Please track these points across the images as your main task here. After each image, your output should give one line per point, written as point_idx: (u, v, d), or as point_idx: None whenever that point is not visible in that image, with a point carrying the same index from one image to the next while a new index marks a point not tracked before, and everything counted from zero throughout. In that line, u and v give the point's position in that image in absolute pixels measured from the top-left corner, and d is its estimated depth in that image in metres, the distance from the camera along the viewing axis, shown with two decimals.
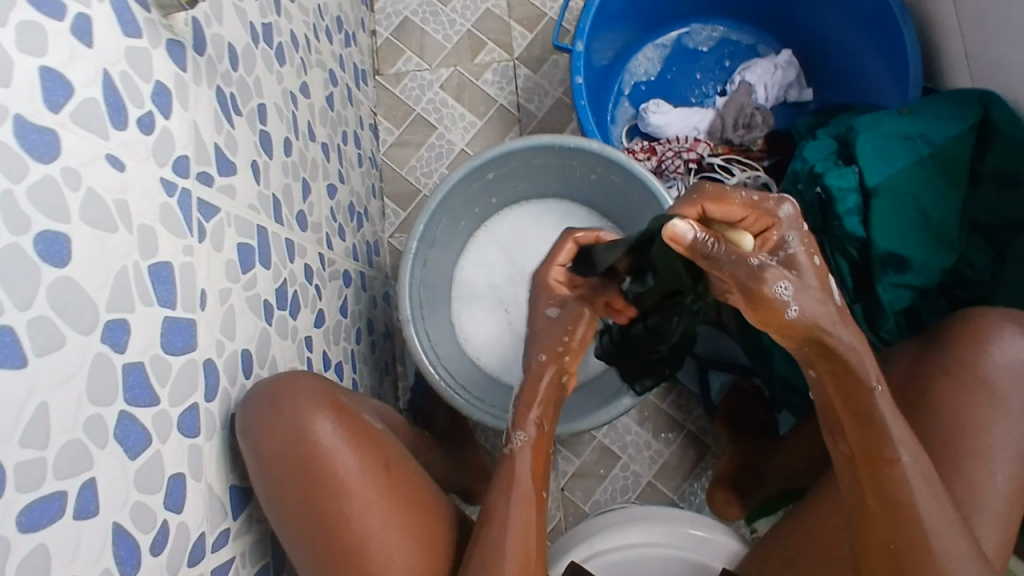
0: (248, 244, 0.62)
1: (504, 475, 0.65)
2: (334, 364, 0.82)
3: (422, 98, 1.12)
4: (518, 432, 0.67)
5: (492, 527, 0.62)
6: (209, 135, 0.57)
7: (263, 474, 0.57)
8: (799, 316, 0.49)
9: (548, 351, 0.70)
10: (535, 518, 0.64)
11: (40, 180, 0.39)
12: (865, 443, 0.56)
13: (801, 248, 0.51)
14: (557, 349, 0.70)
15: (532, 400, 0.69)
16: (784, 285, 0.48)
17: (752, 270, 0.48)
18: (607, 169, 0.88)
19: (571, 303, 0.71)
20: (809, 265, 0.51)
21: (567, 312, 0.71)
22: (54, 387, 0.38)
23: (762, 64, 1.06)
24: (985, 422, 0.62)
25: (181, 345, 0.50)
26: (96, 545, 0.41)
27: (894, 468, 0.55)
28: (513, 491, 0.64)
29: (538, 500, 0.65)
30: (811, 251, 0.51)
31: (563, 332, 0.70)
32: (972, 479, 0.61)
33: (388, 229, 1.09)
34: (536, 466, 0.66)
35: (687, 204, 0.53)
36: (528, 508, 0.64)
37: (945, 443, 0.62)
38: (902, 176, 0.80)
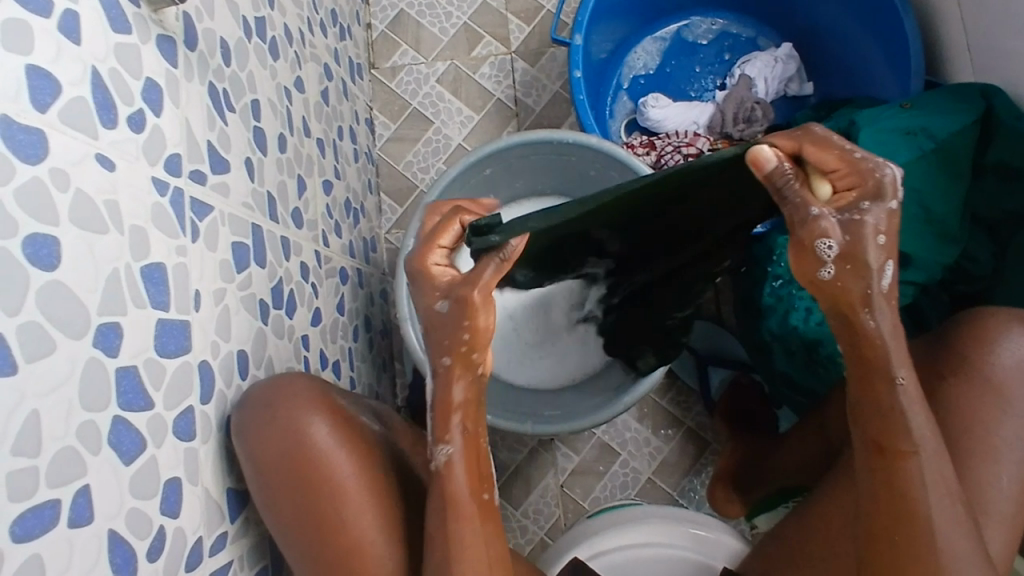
0: (243, 243, 0.61)
1: (437, 494, 0.59)
2: (332, 362, 0.82)
3: (418, 92, 1.11)
4: (442, 447, 0.59)
5: (436, 541, 0.58)
6: (202, 132, 0.56)
7: (260, 480, 0.57)
8: (833, 278, 0.52)
9: (451, 353, 0.57)
10: (484, 530, 0.59)
11: (28, 181, 0.38)
12: (884, 433, 0.56)
13: (881, 217, 0.51)
14: (461, 350, 0.57)
15: (450, 410, 0.59)
16: (827, 243, 0.51)
17: (807, 215, 0.51)
18: (606, 165, 0.87)
19: (455, 290, 0.57)
20: (871, 242, 0.51)
21: (457, 306, 0.56)
22: (44, 395, 0.37)
23: (763, 57, 1.05)
24: (992, 421, 0.62)
25: (175, 347, 0.50)
26: (90, 554, 0.40)
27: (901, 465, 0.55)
28: (452, 507, 0.58)
29: (482, 508, 0.59)
30: (883, 228, 0.51)
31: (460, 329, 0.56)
32: (978, 478, 0.61)
33: (385, 225, 1.08)
34: (474, 477, 0.59)
35: (789, 138, 0.54)
36: (468, 523, 0.58)
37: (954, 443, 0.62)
38: (906, 169, 0.79)
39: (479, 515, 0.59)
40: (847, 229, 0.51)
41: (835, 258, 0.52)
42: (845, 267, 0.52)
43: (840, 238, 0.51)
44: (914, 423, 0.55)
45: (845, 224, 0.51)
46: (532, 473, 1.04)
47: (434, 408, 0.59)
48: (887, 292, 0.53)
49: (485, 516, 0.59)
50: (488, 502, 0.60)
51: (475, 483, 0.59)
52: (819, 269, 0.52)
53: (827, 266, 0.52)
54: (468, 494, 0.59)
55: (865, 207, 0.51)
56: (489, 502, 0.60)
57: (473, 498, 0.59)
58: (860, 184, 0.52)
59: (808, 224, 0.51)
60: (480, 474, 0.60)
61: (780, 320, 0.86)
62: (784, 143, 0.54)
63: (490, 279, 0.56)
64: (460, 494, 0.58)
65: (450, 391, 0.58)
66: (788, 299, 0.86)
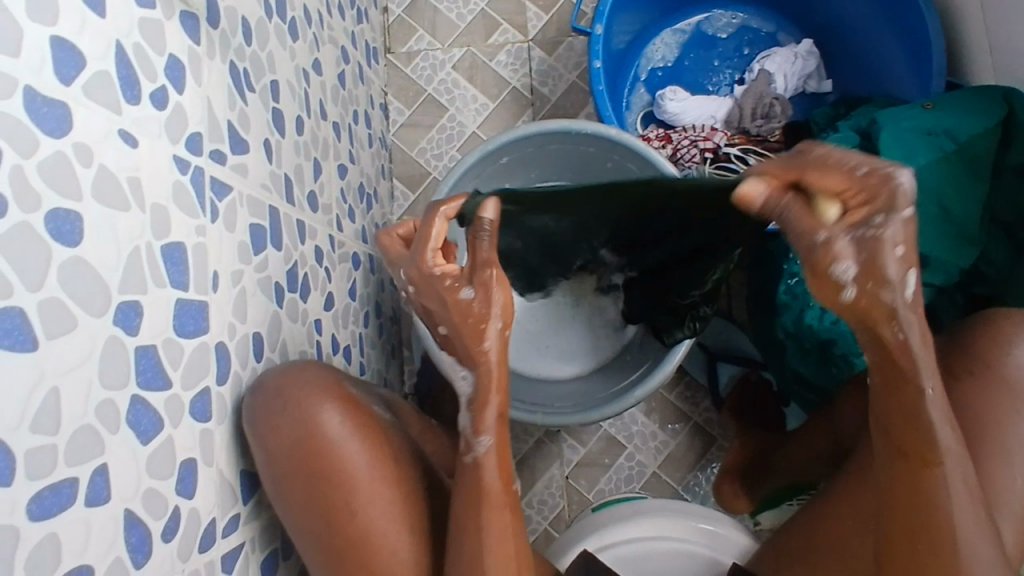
0: (260, 225, 0.61)
1: (467, 485, 0.60)
2: (343, 347, 0.81)
3: (434, 78, 1.10)
4: (479, 438, 0.60)
5: (462, 531, 0.58)
6: (223, 112, 0.56)
7: (270, 467, 0.56)
8: (856, 298, 0.49)
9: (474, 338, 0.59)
10: (510, 520, 0.59)
11: (52, 155, 0.37)
12: (911, 439, 0.55)
13: (904, 233, 0.47)
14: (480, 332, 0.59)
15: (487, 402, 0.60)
16: (844, 267, 0.47)
17: (816, 242, 0.48)
18: (623, 157, 0.87)
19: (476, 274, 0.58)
20: (891, 256, 0.47)
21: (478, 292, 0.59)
22: (64, 373, 0.37)
23: (782, 53, 1.04)
24: (1009, 420, 0.62)
25: (193, 328, 0.49)
26: (107, 533, 0.40)
27: (924, 472, 0.55)
28: (483, 496, 0.59)
29: (510, 498, 0.61)
30: (903, 241, 0.47)
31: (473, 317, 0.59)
32: (990, 478, 0.60)
33: (397, 211, 1.08)
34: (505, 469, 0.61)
35: (783, 167, 0.51)
36: (498, 511, 0.59)
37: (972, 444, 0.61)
38: (925, 170, 0.79)
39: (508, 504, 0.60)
40: (866, 250, 0.47)
41: (854, 281, 0.48)
42: (868, 289, 0.48)
43: (856, 260, 0.47)
44: (941, 435, 0.54)
45: (858, 245, 0.47)
46: (538, 464, 1.04)
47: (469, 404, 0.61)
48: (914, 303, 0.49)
49: (512, 505, 0.60)
50: (515, 492, 0.61)
51: (505, 474, 0.60)
52: (840, 292, 0.49)
53: (847, 289, 0.48)
54: (497, 484, 0.60)
55: (884, 222, 0.46)
56: (515, 493, 0.61)
57: (502, 487, 0.60)
58: (873, 199, 0.47)
59: (818, 250, 0.48)
60: (507, 465, 0.61)
61: (795, 318, 0.85)
62: (783, 172, 0.51)
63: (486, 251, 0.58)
64: (488, 485, 0.59)
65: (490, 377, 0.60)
66: (803, 297, 0.85)
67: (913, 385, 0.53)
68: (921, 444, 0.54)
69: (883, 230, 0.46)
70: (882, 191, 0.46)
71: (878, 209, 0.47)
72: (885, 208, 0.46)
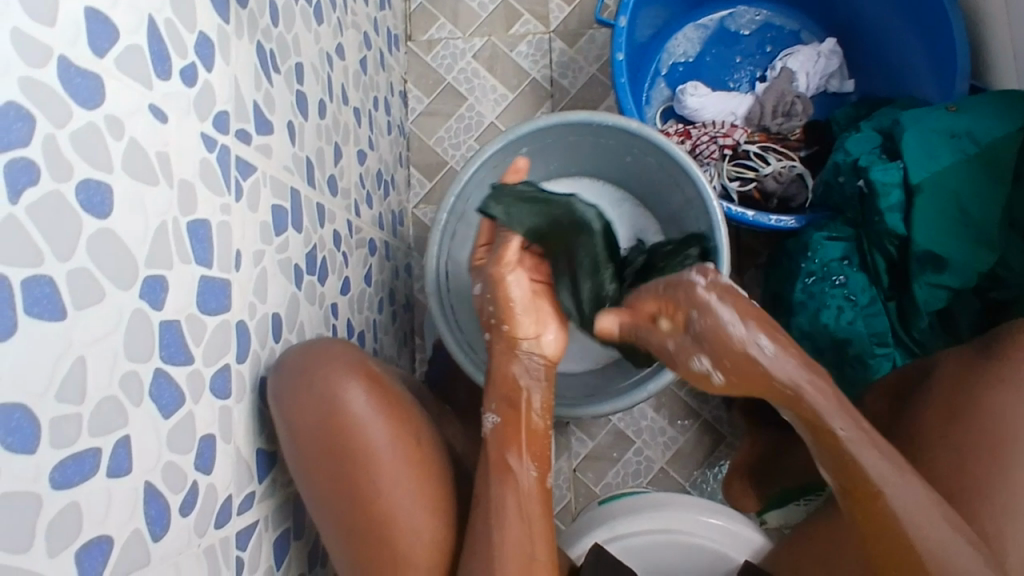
0: (282, 206, 0.61)
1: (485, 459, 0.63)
2: (357, 332, 0.82)
3: (454, 67, 1.10)
4: (490, 415, 0.65)
5: (479, 512, 0.60)
6: (249, 92, 0.56)
7: (295, 442, 0.57)
8: (726, 380, 0.57)
9: (487, 328, 0.68)
10: (529, 502, 0.61)
11: (83, 126, 0.37)
12: (849, 476, 0.57)
13: (723, 313, 0.56)
14: (493, 322, 0.67)
15: (506, 383, 0.66)
16: (701, 360, 0.56)
17: (671, 353, 0.58)
18: (644, 150, 0.87)
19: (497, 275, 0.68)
20: (729, 332, 0.55)
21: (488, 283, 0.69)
22: (91, 342, 0.37)
23: (805, 51, 1.04)
24: (1007, 414, 0.60)
25: (215, 306, 0.50)
26: (128, 504, 0.40)
27: (874, 502, 0.56)
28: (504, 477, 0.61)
29: (535, 487, 0.62)
30: (730, 317, 0.55)
31: (490, 303, 0.68)
32: (989, 477, 0.59)
33: (413, 199, 1.08)
34: (536, 452, 0.63)
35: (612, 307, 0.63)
36: (516, 495, 0.61)
37: (971, 440, 0.60)
38: (945, 173, 0.78)
39: (529, 491, 0.62)
40: (702, 343, 0.56)
41: (716, 368, 0.56)
42: (727, 369, 0.56)
43: (705, 354, 0.56)
44: (871, 467, 0.56)
45: (698, 342, 0.56)
46: None
47: (491, 382, 0.66)
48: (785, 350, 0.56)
49: (540, 494, 0.62)
50: (540, 480, 0.63)
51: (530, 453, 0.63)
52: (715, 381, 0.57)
53: (716, 376, 0.57)
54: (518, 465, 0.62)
55: (703, 313, 0.56)
56: (540, 479, 0.63)
57: (526, 472, 0.62)
58: (681, 306, 0.57)
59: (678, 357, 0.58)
60: (533, 448, 0.64)
61: (810, 318, 0.85)
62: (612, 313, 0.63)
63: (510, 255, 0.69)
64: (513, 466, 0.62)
65: (504, 365, 0.66)
66: (820, 297, 0.85)
67: (822, 426, 0.56)
68: (858, 478, 0.56)
69: (699, 324, 0.56)
70: (685, 295, 0.57)
71: (689, 309, 0.57)
72: (688, 303, 0.57)
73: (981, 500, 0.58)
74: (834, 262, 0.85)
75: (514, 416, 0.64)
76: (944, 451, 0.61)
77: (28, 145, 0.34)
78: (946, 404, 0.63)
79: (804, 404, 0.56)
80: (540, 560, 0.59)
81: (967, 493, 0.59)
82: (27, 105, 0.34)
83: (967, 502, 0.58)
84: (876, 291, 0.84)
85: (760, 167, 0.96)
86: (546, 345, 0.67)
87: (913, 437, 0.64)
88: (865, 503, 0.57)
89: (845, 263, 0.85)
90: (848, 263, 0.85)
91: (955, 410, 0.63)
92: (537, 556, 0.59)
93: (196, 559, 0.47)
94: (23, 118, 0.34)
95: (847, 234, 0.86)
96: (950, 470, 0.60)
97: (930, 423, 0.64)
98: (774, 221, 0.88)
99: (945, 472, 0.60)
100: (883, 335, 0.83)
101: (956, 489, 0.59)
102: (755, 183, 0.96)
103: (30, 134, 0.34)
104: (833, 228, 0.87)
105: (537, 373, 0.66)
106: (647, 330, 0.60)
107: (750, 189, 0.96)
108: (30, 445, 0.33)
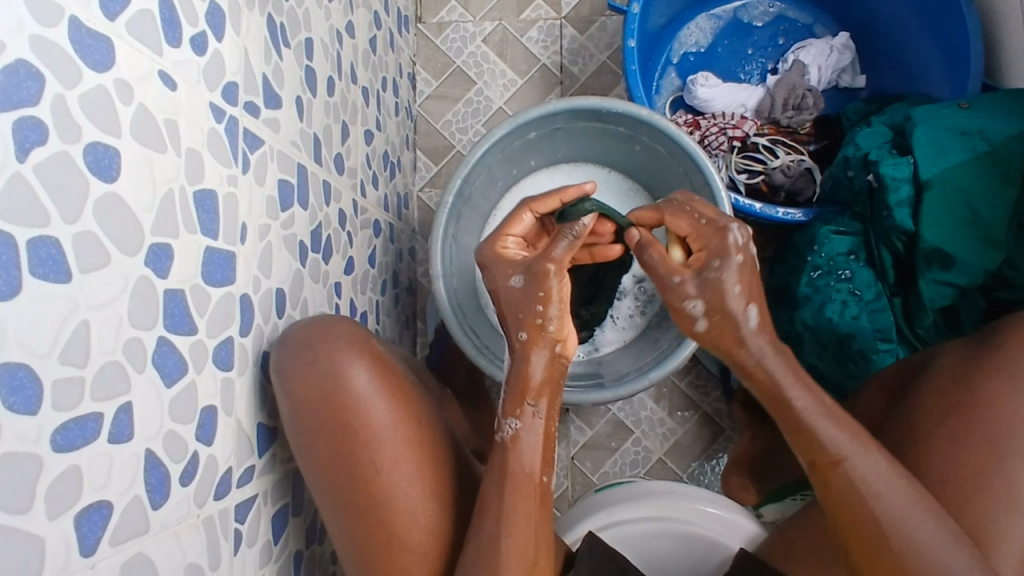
0: (289, 181, 0.61)
1: (497, 466, 0.61)
2: (360, 313, 0.82)
3: (463, 50, 1.09)
4: (512, 420, 0.62)
5: (487, 517, 0.58)
6: (258, 65, 0.55)
7: (296, 418, 0.57)
8: (708, 329, 0.60)
9: (528, 327, 0.64)
10: (536, 512, 0.60)
11: (93, 88, 0.37)
12: (811, 447, 0.57)
13: (730, 274, 0.58)
14: (536, 322, 0.63)
15: (527, 387, 0.63)
16: (693, 302, 0.59)
17: (671, 284, 0.61)
18: (652, 138, 0.86)
19: (533, 265, 0.65)
20: (729, 290, 0.58)
21: (531, 278, 0.64)
22: (96, 307, 0.37)
23: (818, 45, 1.03)
24: (1006, 408, 0.60)
25: (221, 278, 0.49)
26: (129, 471, 0.40)
27: (839, 474, 0.56)
28: (509, 480, 0.60)
29: (539, 490, 0.61)
30: (739, 279, 0.58)
31: (534, 301, 0.64)
32: (986, 471, 0.58)
33: (419, 182, 1.08)
34: (543, 455, 0.62)
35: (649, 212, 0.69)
36: (526, 501, 0.59)
37: (970, 433, 0.60)
38: (956, 170, 0.77)
39: (535, 495, 0.60)
40: (704, 288, 0.59)
41: (703, 314, 0.60)
42: (716, 319, 0.59)
43: (701, 298, 0.59)
44: (831, 434, 0.57)
45: (700, 286, 0.59)
46: None
47: (511, 386, 0.64)
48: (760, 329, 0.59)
49: (540, 497, 0.61)
50: (545, 485, 0.62)
51: (540, 462, 0.62)
52: (694, 324, 0.60)
53: (699, 322, 0.60)
54: (531, 470, 0.61)
55: (718, 267, 0.59)
56: (546, 485, 0.62)
57: (534, 476, 0.61)
58: (704, 246, 0.61)
59: (673, 291, 0.60)
60: (544, 454, 0.62)
61: (814, 312, 0.85)
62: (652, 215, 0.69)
63: (562, 254, 0.64)
64: (521, 468, 0.61)
65: (530, 365, 0.63)
66: (825, 291, 0.85)
67: (779, 398, 0.59)
68: (818, 448, 0.57)
69: (710, 270, 0.59)
70: (709, 236, 0.61)
71: (709, 248, 0.61)
72: (716, 254, 0.60)
73: (977, 495, 0.58)
74: (841, 256, 0.85)
75: (533, 423, 0.63)
76: (940, 443, 0.61)
77: (38, 104, 0.33)
78: (943, 397, 0.63)
79: (785, 381, 0.59)
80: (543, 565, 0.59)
81: (963, 486, 0.59)
82: (39, 64, 0.33)
83: (964, 497, 0.58)
84: (882, 287, 0.84)
85: (769, 160, 0.95)
86: (570, 347, 0.65)
87: (909, 429, 0.64)
88: (830, 476, 0.57)
89: (852, 258, 0.85)
90: (854, 258, 0.85)
91: (954, 403, 0.62)
92: (539, 560, 0.59)
93: (194, 530, 0.46)
94: (34, 77, 0.33)
95: (855, 228, 0.86)
96: (944, 463, 0.60)
97: (926, 415, 0.63)
98: (782, 214, 0.88)
99: (939, 464, 0.60)
100: (886, 331, 0.83)
101: (948, 477, 0.59)
102: (763, 176, 0.96)
103: (40, 93, 0.34)
104: (840, 223, 0.87)
105: (557, 371, 0.64)
106: (661, 257, 0.63)
107: (757, 182, 0.96)
108: (31, 407, 0.33)
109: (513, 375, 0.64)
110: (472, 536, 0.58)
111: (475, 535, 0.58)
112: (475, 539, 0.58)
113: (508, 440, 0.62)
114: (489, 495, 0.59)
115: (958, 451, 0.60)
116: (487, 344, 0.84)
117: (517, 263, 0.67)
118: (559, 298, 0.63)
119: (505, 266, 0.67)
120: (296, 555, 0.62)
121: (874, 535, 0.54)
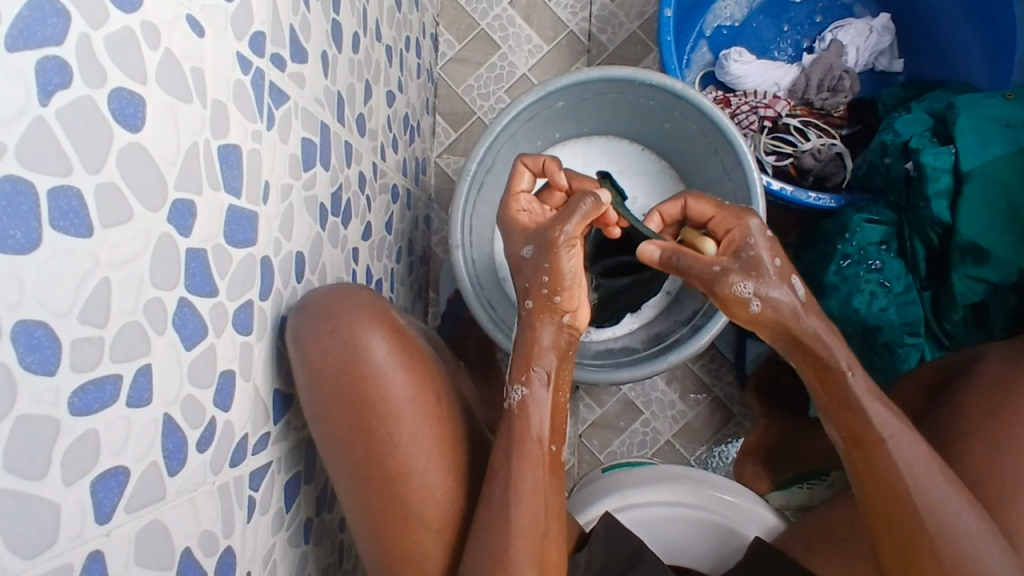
0: (312, 140, 0.58)
1: (506, 433, 0.60)
2: (376, 280, 0.80)
3: (488, 13, 1.05)
4: (518, 387, 0.61)
5: (496, 483, 0.57)
6: (286, 15, 0.52)
7: (312, 387, 0.55)
8: (762, 309, 0.57)
9: (533, 296, 0.62)
10: (547, 480, 0.59)
11: (120, 31, 0.34)
12: (852, 425, 0.57)
13: (764, 247, 0.58)
14: (542, 293, 0.61)
15: (534, 353, 0.62)
16: (744, 284, 0.56)
17: (715, 275, 0.57)
18: (684, 113, 0.83)
19: (542, 236, 0.62)
20: (769, 265, 0.57)
21: (542, 248, 0.62)
22: (117, 265, 0.35)
23: (857, 25, 0.99)
24: None
25: (242, 239, 0.47)
26: (147, 436, 0.39)
27: (878, 452, 0.57)
28: (517, 448, 0.59)
29: (549, 458, 0.60)
30: (773, 253, 0.58)
31: (541, 273, 0.61)
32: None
33: (437, 148, 1.05)
34: (549, 424, 0.61)
35: (672, 202, 0.69)
36: (534, 467, 0.58)
37: (1010, 438, 0.59)
38: (1000, 164, 0.75)
39: (546, 463, 0.59)
40: (748, 268, 0.57)
41: (757, 293, 0.57)
42: (768, 297, 0.57)
43: (749, 276, 0.57)
44: (881, 421, 0.57)
45: (744, 267, 0.57)
46: None
47: (518, 351, 0.62)
48: (806, 302, 0.58)
49: (550, 465, 0.60)
50: (555, 454, 0.61)
51: (550, 431, 0.61)
52: (749, 308, 0.57)
53: (753, 304, 0.57)
54: (542, 438, 0.60)
55: (750, 241, 0.58)
56: (556, 454, 0.61)
57: (544, 444, 0.60)
58: (731, 226, 0.61)
59: (718, 280, 0.57)
60: (553, 422, 0.61)
61: (840, 302, 0.84)
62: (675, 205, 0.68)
63: (575, 226, 0.60)
64: (531, 434, 0.60)
65: (537, 333, 0.62)
66: (853, 281, 0.83)
67: (828, 367, 0.58)
68: (856, 426, 0.57)
69: (745, 248, 0.58)
70: (733, 216, 0.61)
71: (734, 228, 0.60)
72: (745, 235, 0.59)
73: (1011, 498, 0.58)
74: (872, 246, 0.84)
75: (542, 389, 0.61)
76: (979, 445, 0.60)
77: (62, 45, 0.31)
78: (987, 400, 0.62)
79: (820, 364, 0.58)
80: (552, 535, 0.58)
81: (999, 490, 0.58)
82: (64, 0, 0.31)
83: (1000, 500, 0.58)
84: (912, 279, 0.82)
85: (799, 143, 0.93)
86: (580, 318, 0.63)
87: (948, 427, 0.63)
88: (869, 455, 0.57)
89: (883, 248, 0.83)
90: (885, 249, 0.83)
91: (997, 406, 0.61)
92: (549, 531, 0.58)
93: (210, 497, 0.45)
94: (58, 14, 0.31)
95: (888, 217, 0.84)
96: (982, 465, 0.59)
97: (967, 417, 0.62)
98: (812, 198, 0.86)
99: (976, 468, 0.59)
100: (914, 324, 0.81)
101: (984, 481, 0.59)
102: (791, 160, 0.93)
103: (65, 32, 0.31)
104: (872, 211, 0.85)
105: (564, 341, 0.63)
106: (692, 259, 0.59)
107: (786, 165, 0.93)
108: (50, 367, 0.31)
109: (526, 347, 0.62)
110: (487, 508, 0.56)
111: (485, 504, 0.57)
112: (490, 511, 0.56)
113: (517, 408, 0.60)
114: (498, 466, 0.58)
115: (998, 456, 0.59)
116: (502, 319, 0.82)
117: (529, 233, 0.65)
118: (568, 269, 0.61)
119: (519, 235, 0.66)
120: (306, 523, 0.61)
121: (907, 520, 0.55)
